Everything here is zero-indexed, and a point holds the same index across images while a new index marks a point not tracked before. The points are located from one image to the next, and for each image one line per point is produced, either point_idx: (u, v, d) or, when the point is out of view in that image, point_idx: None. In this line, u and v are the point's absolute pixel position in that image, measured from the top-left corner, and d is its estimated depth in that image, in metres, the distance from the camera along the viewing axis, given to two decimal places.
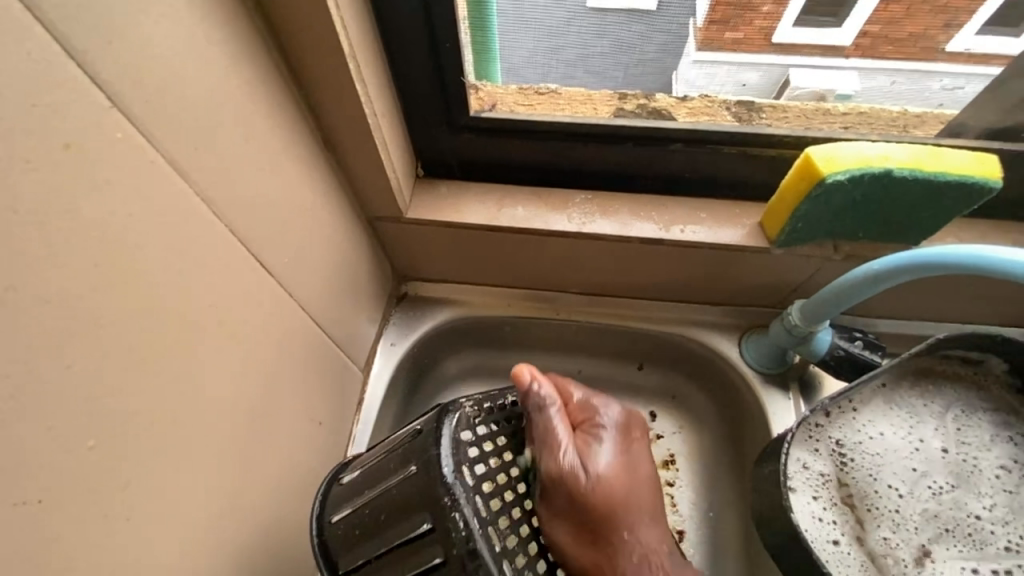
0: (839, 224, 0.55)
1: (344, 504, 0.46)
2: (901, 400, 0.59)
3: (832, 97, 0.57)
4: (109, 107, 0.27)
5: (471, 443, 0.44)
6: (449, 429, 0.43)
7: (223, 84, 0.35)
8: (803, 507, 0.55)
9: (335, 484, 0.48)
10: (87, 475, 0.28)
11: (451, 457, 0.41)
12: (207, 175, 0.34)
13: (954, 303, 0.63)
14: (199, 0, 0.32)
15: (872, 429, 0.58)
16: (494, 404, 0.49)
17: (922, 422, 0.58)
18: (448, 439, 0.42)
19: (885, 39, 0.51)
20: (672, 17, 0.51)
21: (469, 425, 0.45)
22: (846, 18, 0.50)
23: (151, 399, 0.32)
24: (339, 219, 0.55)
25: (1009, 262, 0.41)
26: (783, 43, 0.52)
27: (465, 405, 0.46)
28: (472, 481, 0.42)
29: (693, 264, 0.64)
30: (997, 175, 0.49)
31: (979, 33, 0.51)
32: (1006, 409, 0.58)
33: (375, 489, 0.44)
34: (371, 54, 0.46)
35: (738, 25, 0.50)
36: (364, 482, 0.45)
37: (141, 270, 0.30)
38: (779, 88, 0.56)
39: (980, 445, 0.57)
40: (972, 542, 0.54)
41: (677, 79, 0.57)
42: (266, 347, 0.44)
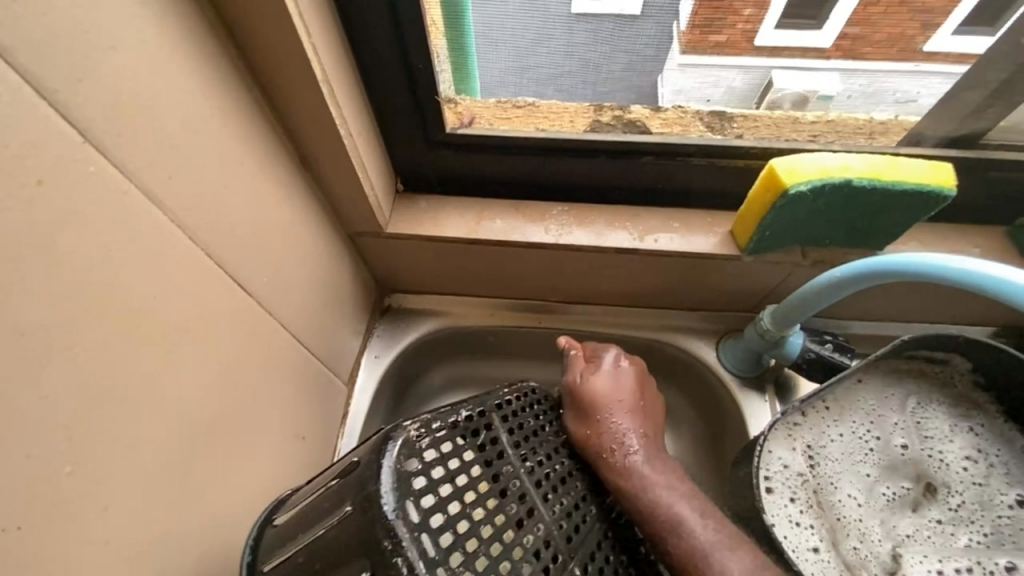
0: (805, 232, 0.57)
1: (275, 552, 0.41)
2: (862, 399, 0.61)
3: (815, 98, 0.57)
4: (81, 143, 0.28)
5: (418, 472, 0.38)
6: (391, 459, 0.37)
7: (197, 113, 0.36)
8: (779, 510, 0.56)
9: (268, 528, 0.44)
10: (65, 500, 0.29)
11: (392, 489, 0.35)
12: (181, 202, 0.35)
13: (917, 307, 0.65)
14: (170, 34, 0.33)
15: (837, 432, 0.60)
16: (445, 423, 0.43)
17: (889, 422, 0.60)
18: (389, 469, 0.36)
19: (864, 40, 0.51)
20: (654, 23, 0.50)
21: (415, 450, 0.39)
22: (826, 19, 0.49)
23: (129, 422, 0.33)
24: (319, 236, 0.56)
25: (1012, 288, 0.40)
26: (765, 46, 0.51)
27: (409, 428, 0.40)
28: (417, 516, 0.35)
29: (668, 272, 0.65)
30: (951, 183, 0.51)
31: (954, 34, 0.51)
32: (966, 403, 0.60)
33: (312, 531, 0.38)
34: (345, 77, 0.47)
35: (721, 28, 0.50)
36: (300, 523, 0.40)
37: (118, 297, 0.31)
38: (761, 92, 0.57)
39: (941, 438, 0.60)
40: (934, 544, 0.56)
41: (661, 80, 0.56)
42: (246, 365, 0.45)
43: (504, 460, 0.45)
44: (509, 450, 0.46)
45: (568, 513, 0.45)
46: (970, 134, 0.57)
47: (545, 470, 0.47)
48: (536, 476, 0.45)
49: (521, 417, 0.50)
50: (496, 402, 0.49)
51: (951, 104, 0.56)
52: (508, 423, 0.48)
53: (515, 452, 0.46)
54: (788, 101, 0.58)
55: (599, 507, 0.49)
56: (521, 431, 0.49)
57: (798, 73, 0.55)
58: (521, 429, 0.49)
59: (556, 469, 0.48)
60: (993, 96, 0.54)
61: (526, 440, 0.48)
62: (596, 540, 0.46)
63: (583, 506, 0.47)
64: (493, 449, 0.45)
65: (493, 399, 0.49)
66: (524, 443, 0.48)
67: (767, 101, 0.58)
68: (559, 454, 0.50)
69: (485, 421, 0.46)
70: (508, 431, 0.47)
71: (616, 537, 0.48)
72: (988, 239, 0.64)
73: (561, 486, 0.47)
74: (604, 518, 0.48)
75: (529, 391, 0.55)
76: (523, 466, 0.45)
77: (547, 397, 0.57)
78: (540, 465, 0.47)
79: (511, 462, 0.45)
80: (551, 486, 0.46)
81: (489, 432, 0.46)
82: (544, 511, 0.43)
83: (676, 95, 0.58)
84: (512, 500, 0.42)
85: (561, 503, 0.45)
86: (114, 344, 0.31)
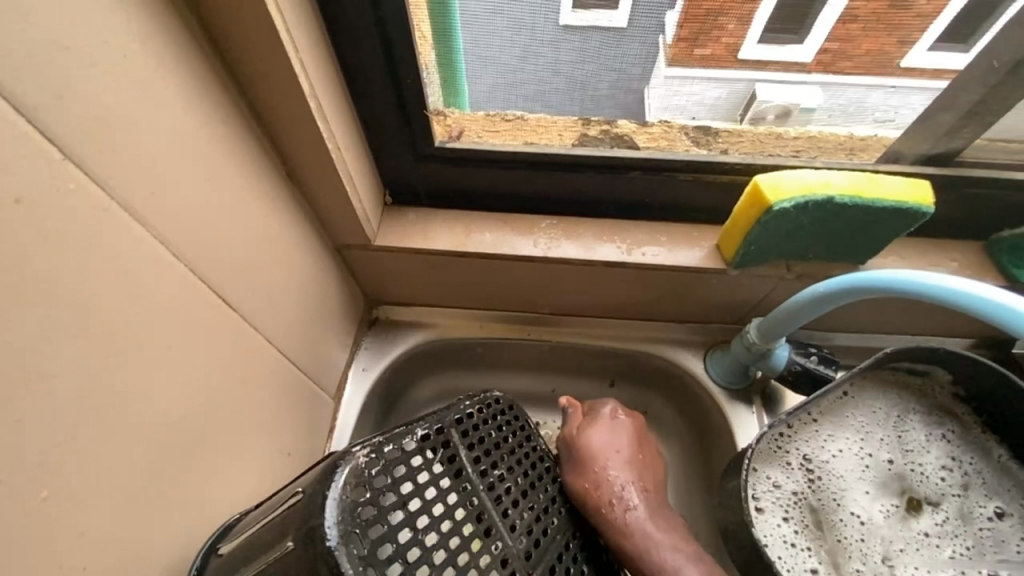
0: (789, 247, 0.58)
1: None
2: (851, 415, 0.62)
3: (797, 110, 0.58)
4: (61, 159, 0.27)
5: (367, 502, 0.38)
6: (334, 489, 0.36)
7: (181, 127, 0.35)
8: (773, 530, 0.56)
9: (216, 558, 0.40)
10: (37, 528, 0.28)
11: (336, 523, 0.35)
12: (164, 217, 0.35)
13: (899, 321, 0.66)
14: (153, 48, 0.32)
15: (828, 449, 0.60)
16: (397, 446, 0.43)
17: (876, 437, 0.61)
18: (333, 501, 0.36)
19: (845, 55, 0.51)
20: (639, 37, 0.51)
21: (363, 478, 0.39)
22: (807, 35, 0.50)
23: (107, 444, 0.32)
24: (306, 249, 0.55)
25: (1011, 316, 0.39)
26: (748, 60, 0.52)
27: (358, 454, 0.40)
28: (364, 549, 0.36)
29: (656, 284, 0.66)
30: (929, 201, 0.53)
31: (931, 50, 0.52)
32: (943, 411, 0.61)
33: (256, 564, 0.38)
34: (333, 91, 0.47)
35: (704, 42, 0.51)
36: (241, 557, 0.39)
37: (98, 316, 0.30)
38: (745, 103, 0.58)
39: (922, 449, 0.61)
40: (924, 555, 0.56)
41: (649, 95, 0.57)
42: (231, 382, 0.44)
43: (462, 478, 0.46)
44: (468, 468, 0.47)
45: (529, 528, 0.47)
46: (946, 153, 0.59)
47: (506, 485, 0.48)
48: (496, 492, 0.47)
49: (483, 430, 0.51)
50: (456, 416, 0.50)
51: (926, 123, 0.58)
52: (468, 439, 0.49)
53: (474, 468, 0.47)
54: (771, 112, 0.59)
55: (561, 519, 0.51)
56: (482, 445, 0.49)
57: (780, 86, 0.55)
58: (482, 444, 0.50)
59: (519, 482, 0.50)
60: (966, 117, 0.55)
61: (487, 454, 0.49)
62: (557, 552, 0.47)
63: (545, 519, 0.49)
64: (449, 468, 0.46)
65: (453, 414, 0.50)
66: (485, 459, 0.49)
67: (750, 113, 0.59)
68: (522, 467, 0.51)
69: (442, 439, 0.47)
70: (469, 446, 0.48)
71: (579, 550, 0.49)
72: (966, 253, 0.66)
73: (522, 500, 0.48)
74: (565, 532, 0.50)
75: (495, 400, 0.55)
76: (482, 483, 0.46)
77: (512, 406, 0.56)
78: (501, 481, 0.48)
79: (469, 480, 0.46)
80: (512, 502, 0.47)
81: (447, 450, 0.47)
82: (503, 530, 0.44)
83: (663, 109, 0.58)
84: (468, 519, 0.43)
85: (521, 518, 0.47)
86: (93, 364, 0.30)
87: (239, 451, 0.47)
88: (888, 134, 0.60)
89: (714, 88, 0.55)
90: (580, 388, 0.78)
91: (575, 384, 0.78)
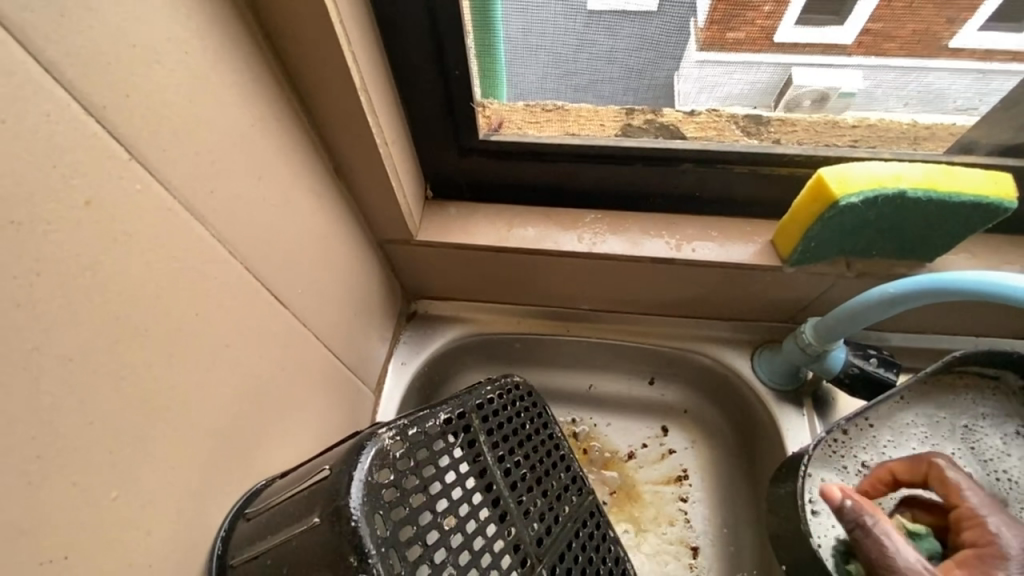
0: (849, 242, 0.55)
1: (249, 547, 0.37)
2: (912, 423, 0.58)
3: (835, 95, 0.54)
4: (127, 159, 0.27)
5: (388, 484, 0.37)
6: (361, 471, 0.36)
7: (237, 124, 0.35)
8: (827, 531, 0.53)
9: (244, 522, 0.39)
10: (109, 526, 0.28)
11: (361, 503, 0.34)
12: (221, 215, 0.35)
13: (964, 322, 0.63)
14: (212, 46, 0.32)
15: (886, 457, 0.57)
16: (421, 429, 0.42)
17: (943, 446, 0.58)
18: (358, 483, 0.35)
19: (887, 36, 0.48)
20: (672, 17, 0.48)
21: (389, 461, 0.38)
22: (848, 16, 0.47)
23: (169, 443, 0.32)
24: (350, 244, 0.55)
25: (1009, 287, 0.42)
26: (784, 44, 0.49)
27: (384, 436, 0.39)
28: (387, 531, 0.35)
29: (704, 282, 0.64)
30: (1011, 194, 0.49)
31: (982, 30, 0.47)
32: (1018, 414, 0.58)
33: (280, 535, 0.37)
34: (382, 85, 0.46)
35: (737, 25, 0.47)
36: (265, 526, 0.38)
37: (162, 317, 0.30)
38: (780, 89, 0.54)
39: (999, 455, 0.57)
40: None
41: (678, 77, 0.53)
42: (282, 378, 0.44)
43: (481, 463, 0.44)
44: (487, 453, 0.45)
45: (542, 514, 0.46)
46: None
47: (522, 471, 0.47)
48: (512, 478, 0.45)
49: (502, 416, 0.49)
50: (477, 401, 0.47)
51: (1008, 110, 0.54)
52: (488, 425, 0.47)
53: (492, 453, 0.45)
54: (808, 98, 0.55)
55: (573, 507, 0.49)
56: (501, 431, 0.48)
57: (819, 70, 0.52)
58: (501, 429, 0.48)
59: (534, 468, 0.48)
60: None
61: (505, 441, 0.47)
62: (568, 539, 0.46)
63: (557, 506, 0.47)
64: (468, 453, 0.44)
65: (474, 398, 0.47)
66: (503, 444, 0.47)
67: (785, 100, 0.55)
68: (538, 453, 0.50)
69: (463, 423, 0.45)
70: (489, 431, 0.47)
71: (589, 536, 0.48)
72: None
73: (537, 486, 0.47)
74: (577, 518, 0.48)
75: (513, 385, 0.52)
76: (499, 469, 0.45)
77: (530, 393, 0.53)
78: (517, 466, 0.47)
79: (488, 467, 0.44)
80: (527, 488, 0.46)
81: (468, 434, 0.45)
82: (517, 515, 0.44)
83: (695, 91, 0.55)
84: (485, 504, 0.43)
85: (535, 504, 0.46)
86: (160, 363, 0.31)
87: (288, 445, 0.47)
88: (960, 123, 0.56)
89: (768, 71, 0.52)
90: (618, 385, 0.76)
91: (615, 381, 0.76)
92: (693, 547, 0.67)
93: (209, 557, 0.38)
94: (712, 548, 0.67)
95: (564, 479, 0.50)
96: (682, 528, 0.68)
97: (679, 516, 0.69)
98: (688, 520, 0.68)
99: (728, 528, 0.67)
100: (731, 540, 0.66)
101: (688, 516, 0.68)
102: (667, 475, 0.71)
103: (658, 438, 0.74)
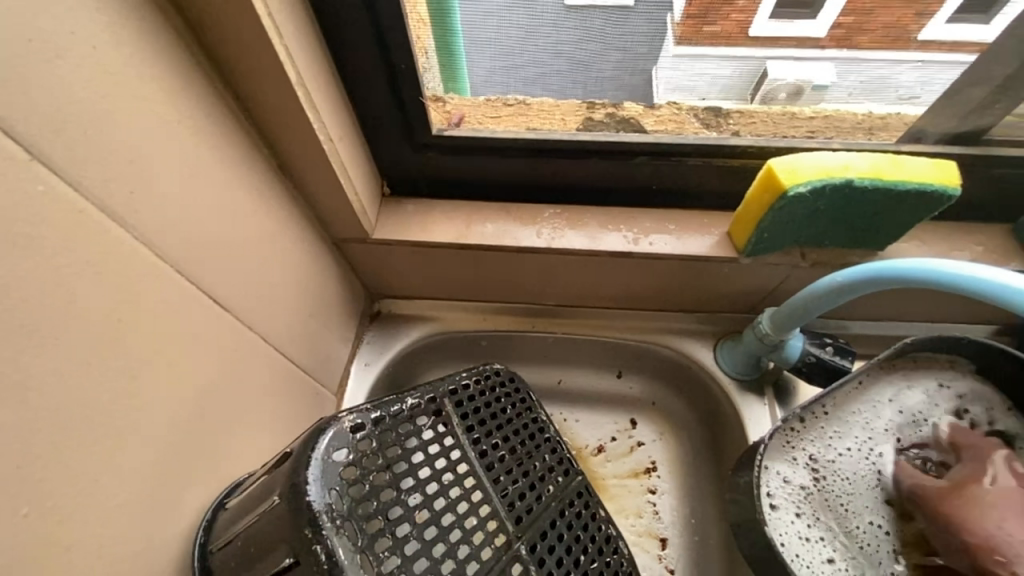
0: (802, 232, 0.55)
1: (224, 532, 0.39)
2: (858, 411, 0.59)
3: (808, 88, 0.55)
4: (28, 160, 0.26)
5: (347, 462, 0.38)
6: (320, 449, 0.37)
7: (161, 121, 0.34)
8: (787, 528, 0.54)
9: (222, 510, 0.41)
10: (26, 542, 0.27)
11: (318, 481, 0.35)
12: (146, 218, 0.33)
13: (919, 308, 0.64)
14: (126, 40, 0.31)
15: (829, 448, 0.58)
16: (385, 412, 0.42)
17: (880, 434, 0.58)
18: (317, 461, 0.36)
19: (860, 29, 0.49)
20: (650, 16, 0.49)
21: (351, 443, 0.39)
22: (820, 10, 0.48)
23: (92, 452, 0.31)
24: (302, 243, 0.54)
25: (997, 287, 0.40)
26: (760, 36, 0.50)
27: (346, 420, 0.39)
28: (344, 505, 0.36)
29: (665, 275, 0.64)
30: (956, 182, 0.50)
31: (950, 23, 0.49)
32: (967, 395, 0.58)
33: (247, 517, 0.38)
34: (324, 80, 0.45)
35: (715, 19, 0.48)
36: (237, 511, 0.39)
37: (76, 323, 0.29)
38: (756, 82, 0.54)
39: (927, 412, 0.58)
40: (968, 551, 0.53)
41: (656, 75, 0.54)
42: (226, 383, 0.43)
43: (452, 444, 0.45)
44: (460, 433, 0.46)
45: (522, 494, 0.46)
46: (972, 131, 0.56)
47: (500, 453, 0.47)
48: (489, 459, 0.45)
49: (479, 401, 0.49)
50: (450, 387, 0.48)
51: (951, 100, 0.54)
52: (461, 408, 0.47)
53: (466, 435, 0.46)
54: (783, 91, 0.55)
55: (557, 487, 0.48)
56: (477, 415, 0.48)
57: (792, 64, 0.53)
58: (477, 415, 0.48)
59: (514, 450, 0.48)
60: (997, 93, 0.52)
61: (483, 424, 0.48)
62: (551, 518, 0.46)
63: (539, 485, 0.47)
64: (438, 435, 0.44)
65: (448, 384, 0.48)
66: (479, 427, 0.47)
67: (761, 93, 0.56)
68: (518, 436, 0.49)
69: (434, 407, 0.46)
70: (463, 415, 0.47)
71: (576, 516, 0.48)
72: (991, 236, 0.62)
73: (516, 467, 0.47)
74: (561, 498, 0.48)
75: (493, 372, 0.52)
76: (474, 450, 0.45)
77: (513, 379, 0.53)
78: (494, 449, 0.47)
79: (461, 446, 0.45)
80: (505, 470, 0.46)
81: (439, 417, 0.45)
82: (492, 493, 0.44)
83: (672, 82, 0.54)
84: (455, 484, 0.43)
85: (514, 484, 0.46)
86: (76, 373, 0.29)
87: (237, 453, 0.46)
88: (909, 113, 0.57)
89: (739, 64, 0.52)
90: (588, 379, 0.76)
91: (583, 375, 0.76)
92: (662, 539, 0.67)
93: (192, 546, 0.40)
94: (681, 540, 0.67)
95: (550, 462, 0.50)
96: (651, 520, 0.68)
97: (648, 509, 0.69)
98: (657, 513, 0.69)
99: (696, 519, 0.68)
100: (700, 531, 0.67)
101: (657, 508, 0.69)
102: (634, 469, 0.71)
103: (626, 432, 0.73)
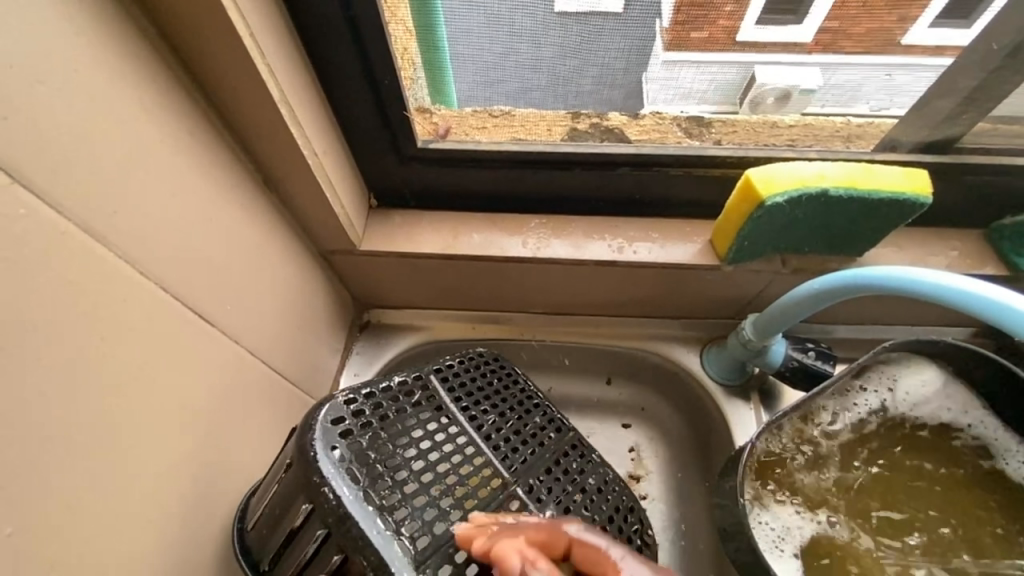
0: (781, 239, 0.56)
1: (255, 512, 0.44)
2: (839, 402, 0.60)
3: (796, 93, 0.55)
4: (10, 183, 0.26)
5: (344, 425, 0.42)
6: (319, 415, 0.41)
7: (142, 138, 0.34)
8: (765, 530, 0.56)
9: (253, 497, 0.46)
10: (11, 561, 0.27)
11: (320, 438, 0.40)
12: (128, 237, 0.34)
13: (895, 313, 0.65)
14: (104, 60, 0.31)
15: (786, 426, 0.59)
16: (376, 387, 0.46)
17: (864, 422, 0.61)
18: (317, 424, 0.41)
19: (846, 33, 0.49)
20: (638, 21, 0.48)
21: (345, 411, 0.43)
22: (806, 15, 0.48)
23: (75, 469, 0.31)
24: (288, 256, 0.54)
25: (965, 294, 0.41)
26: (747, 43, 0.50)
27: (339, 394, 0.44)
28: (346, 456, 0.40)
29: (649, 282, 0.65)
30: (927, 190, 0.51)
31: (931, 27, 0.49)
32: (947, 378, 0.60)
33: (272, 488, 0.43)
34: (308, 98, 0.46)
35: (703, 25, 0.48)
36: (265, 489, 0.44)
37: (60, 343, 0.29)
38: (744, 87, 0.55)
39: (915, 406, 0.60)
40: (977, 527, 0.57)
41: (646, 79, 0.54)
42: (214, 397, 0.43)
43: (441, 411, 0.48)
44: (448, 403, 0.49)
45: (514, 446, 0.49)
46: (944, 140, 0.58)
47: (489, 416, 0.50)
48: (479, 422, 0.49)
49: (464, 377, 0.52)
50: (435, 366, 0.51)
51: (922, 111, 0.56)
52: (447, 383, 0.51)
53: (455, 405, 0.49)
54: (772, 96, 0.55)
55: (550, 441, 0.51)
56: (464, 388, 0.51)
57: (781, 68, 0.52)
58: (463, 387, 0.51)
59: (503, 414, 0.51)
60: (964, 104, 0.55)
61: (470, 395, 0.51)
62: (544, 465, 0.49)
63: (532, 439, 0.50)
64: (428, 405, 0.48)
65: (433, 363, 0.52)
66: (466, 398, 0.51)
67: (749, 98, 0.56)
68: (505, 402, 0.53)
69: (421, 383, 0.49)
70: (451, 389, 0.51)
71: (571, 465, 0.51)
72: (966, 241, 0.64)
73: (507, 427, 0.50)
74: (553, 450, 0.51)
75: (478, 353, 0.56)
76: (463, 415, 0.49)
77: (496, 356, 0.56)
78: (483, 413, 0.50)
79: (449, 413, 0.49)
80: (496, 429, 0.49)
81: (427, 391, 0.49)
82: (484, 446, 0.47)
83: (659, 91, 0.55)
84: (448, 441, 0.46)
85: (506, 440, 0.49)
86: (56, 392, 0.29)
87: (229, 466, 0.46)
88: (887, 122, 0.58)
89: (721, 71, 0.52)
90: (578, 387, 0.76)
91: (572, 382, 0.76)
92: None
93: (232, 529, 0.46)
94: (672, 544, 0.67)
95: (540, 423, 0.52)
96: None
97: None
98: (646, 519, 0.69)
99: (685, 524, 0.68)
100: (688, 536, 0.67)
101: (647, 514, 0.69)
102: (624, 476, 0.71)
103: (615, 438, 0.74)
